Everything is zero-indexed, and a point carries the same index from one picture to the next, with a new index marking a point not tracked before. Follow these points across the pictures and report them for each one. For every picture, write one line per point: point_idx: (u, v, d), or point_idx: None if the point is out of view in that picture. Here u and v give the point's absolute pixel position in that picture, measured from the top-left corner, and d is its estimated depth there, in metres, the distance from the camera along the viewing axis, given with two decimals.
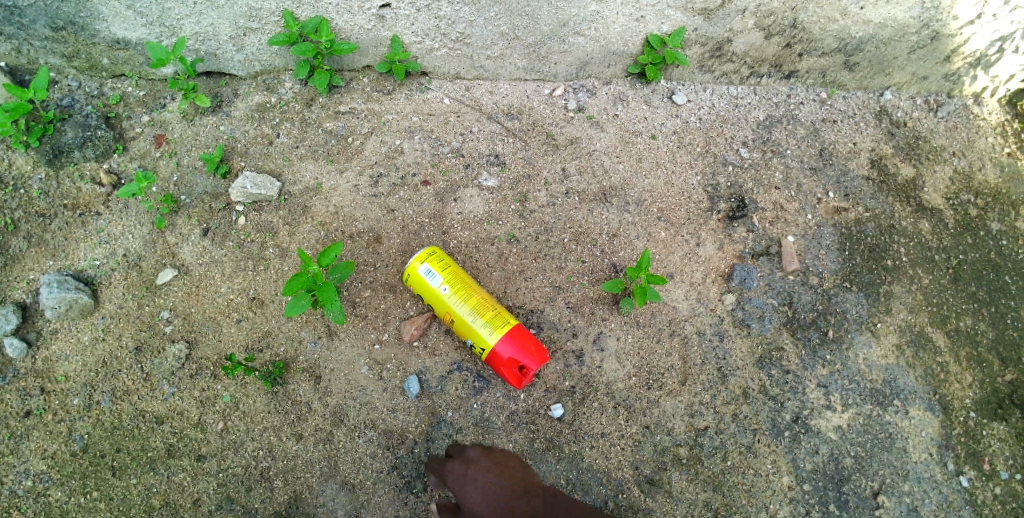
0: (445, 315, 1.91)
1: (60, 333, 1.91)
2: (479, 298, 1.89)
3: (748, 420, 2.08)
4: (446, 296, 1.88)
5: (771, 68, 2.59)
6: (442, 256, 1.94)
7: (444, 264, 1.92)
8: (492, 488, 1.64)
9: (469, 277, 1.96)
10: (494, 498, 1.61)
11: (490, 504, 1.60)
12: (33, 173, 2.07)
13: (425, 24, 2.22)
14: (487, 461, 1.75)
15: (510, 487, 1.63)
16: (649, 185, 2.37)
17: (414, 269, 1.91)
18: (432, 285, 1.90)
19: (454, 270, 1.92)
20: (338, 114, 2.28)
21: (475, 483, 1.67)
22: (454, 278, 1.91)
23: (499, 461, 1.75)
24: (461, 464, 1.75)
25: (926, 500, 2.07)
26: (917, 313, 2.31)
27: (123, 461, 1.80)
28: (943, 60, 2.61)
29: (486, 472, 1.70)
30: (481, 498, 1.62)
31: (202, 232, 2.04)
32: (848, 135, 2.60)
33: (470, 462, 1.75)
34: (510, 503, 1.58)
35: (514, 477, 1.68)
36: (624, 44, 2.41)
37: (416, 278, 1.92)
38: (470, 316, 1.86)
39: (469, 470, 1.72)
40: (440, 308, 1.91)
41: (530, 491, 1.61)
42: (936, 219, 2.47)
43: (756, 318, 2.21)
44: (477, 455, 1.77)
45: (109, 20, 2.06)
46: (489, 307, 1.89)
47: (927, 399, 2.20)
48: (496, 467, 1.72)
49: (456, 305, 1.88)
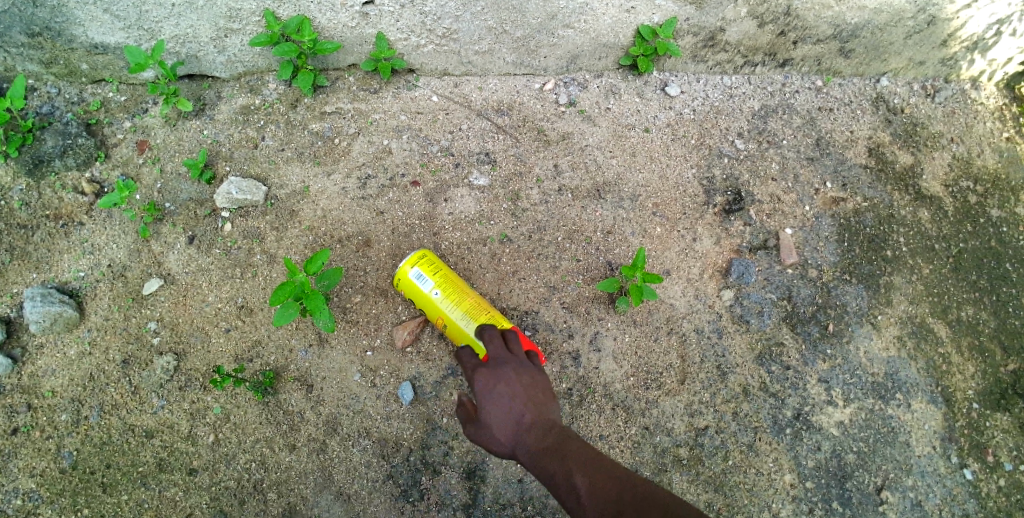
0: (437, 320, 1.86)
1: (46, 348, 1.86)
2: (472, 302, 1.85)
3: (749, 418, 2.06)
4: (439, 301, 1.84)
5: (765, 57, 2.54)
6: (433, 259, 1.89)
7: (436, 268, 1.87)
8: (512, 415, 1.49)
9: (460, 280, 1.92)
10: (513, 425, 1.49)
11: (506, 433, 1.47)
12: (13, 184, 2.00)
13: (410, 20, 2.16)
14: (515, 380, 1.55)
15: (531, 420, 1.48)
16: (643, 180, 2.33)
17: (404, 273, 1.86)
18: (423, 290, 1.85)
19: (445, 273, 1.87)
20: (324, 114, 2.23)
21: (497, 403, 1.50)
22: (446, 281, 1.86)
23: (528, 385, 1.56)
24: (487, 376, 1.55)
25: (929, 494, 2.06)
26: (918, 304, 2.27)
27: (113, 477, 1.77)
28: (940, 44, 2.57)
29: (510, 392, 1.52)
30: (499, 423, 1.48)
31: (187, 240, 2.00)
32: (845, 123, 2.55)
33: (498, 374, 1.56)
34: (527, 440, 1.46)
35: (537, 405, 1.52)
36: (615, 35, 2.36)
37: (407, 282, 1.86)
38: (465, 320, 1.82)
39: (494, 384, 1.54)
40: (433, 313, 1.86)
41: (550, 428, 1.47)
42: (936, 207, 2.44)
43: (755, 313, 2.18)
44: (507, 372, 1.57)
45: (86, 24, 2.00)
46: (483, 311, 1.85)
47: (930, 391, 2.17)
48: (522, 390, 1.54)
49: (450, 308, 1.83)
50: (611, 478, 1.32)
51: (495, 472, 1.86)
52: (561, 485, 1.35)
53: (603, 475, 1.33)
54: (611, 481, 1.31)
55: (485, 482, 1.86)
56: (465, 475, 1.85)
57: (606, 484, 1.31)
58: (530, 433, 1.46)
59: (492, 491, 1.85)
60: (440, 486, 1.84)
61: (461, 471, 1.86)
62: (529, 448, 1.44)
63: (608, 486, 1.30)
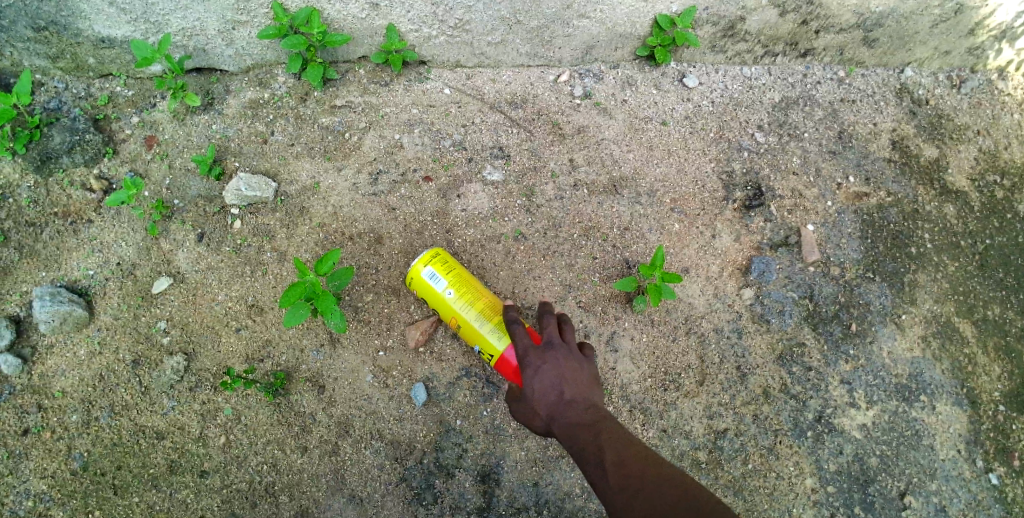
0: (451, 320, 1.82)
1: (56, 348, 1.84)
2: (487, 302, 1.80)
3: (769, 421, 2.03)
4: (453, 301, 1.79)
5: (786, 47, 2.46)
6: (446, 257, 1.85)
7: (449, 267, 1.82)
8: (556, 394, 1.56)
9: (474, 279, 1.87)
10: (554, 404, 1.56)
11: (548, 409, 1.56)
12: (21, 181, 1.97)
13: (421, 11, 2.11)
14: (562, 364, 1.61)
15: (572, 399, 1.55)
16: (661, 175, 2.27)
17: (417, 272, 1.82)
18: (436, 289, 1.80)
19: (458, 272, 1.83)
20: (334, 108, 2.18)
21: (543, 382, 1.58)
22: (460, 281, 1.81)
23: (575, 371, 1.61)
24: (537, 357, 1.61)
25: (954, 499, 2.01)
26: (943, 303, 2.21)
27: (124, 479, 1.75)
28: (967, 33, 2.48)
29: (557, 374, 1.59)
30: (543, 400, 1.57)
31: (197, 238, 1.97)
32: (868, 115, 2.47)
33: (547, 356, 1.62)
34: (565, 416, 1.53)
35: (582, 388, 1.59)
36: (631, 25, 2.29)
37: (420, 281, 1.82)
38: (481, 320, 1.77)
39: (544, 364, 1.61)
40: (447, 313, 1.81)
41: (590, 409, 1.54)
42: (962, 202, 2.36)
43: (776, 312, 2.13)
44: (556, 356, 1.62)
45: (92, 18, 1.96)
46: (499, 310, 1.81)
47: (955, 393, 2.11)
48: (568, 373, 1.59)
49: (465, 309, 1.79)
50: (638, 460, 1.38)
51: (510, 475, 1.84)
52: (590, 459, 1.42)
53: (631, 457, 1.39)
54: (636, 462, 1.37)
55: (500, 485, 1.83)
56: (480, 479, 1.83)
57: (632, 464, 1.36)
58: (570, 411, 1.54)
59: (507, 495, 1.83)
60: (454, 489, 1.81)
61: (475, 474, 1.83)
62: (567, 424, 1.52)
63: (632, 467, 1.36)
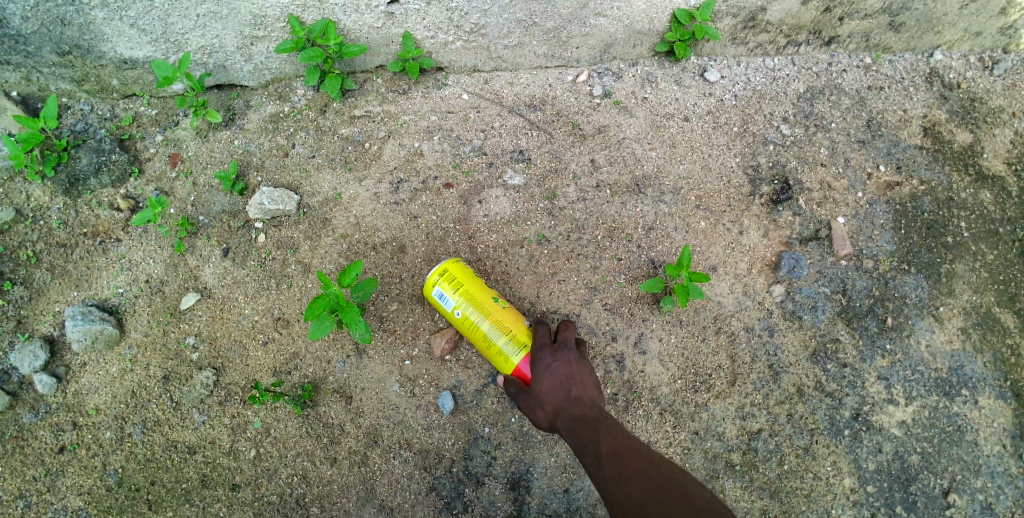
0: (468, 337, 1.80)
1: (89, 366, 1.87)
2: (497, 316, 1.74)
3: (804, 420, 1.98)
4: (462, 321, 1.77)
5: (810, 35, 2.40)
6: (456, 272, 1.80)
7: (456, 285, 1.78)
8: (564, 391, 1.59)
9: (486, 290, 1.81)
10: (560, 398, 1.59)
11: (554, 403, 1.59)
12: (51, 203, 2.02)
13: (437, 18, 2.10)
14: (574, 365, 1.65)
15: (578, 397, 1.58)
16: (685, 172, 2.23)
17: (429, 292, 1.81)
18: (447, 309, 1.79)
19: (465, 290, 1.78)
20: (353, 119, 2.19)
21: (552, 378, 1.61)
22: (468, 297, 1.77)
23: (584, 371, 1.66)
24: (550, 354, 1.66)
25: (1001, 496, 1.94)
26: (983, 293, 2.14)
27: (158, 493, 1.78)
28: (999, 13, 2.39)
29: (568, 372, 1.63)
30: (549, 395, 1.60)
31: (222, 253, 1.99)
32: (897, 102, 2.39)
33: (560, 356, 1.67)
34: (570, 410, 1.56)
35: (589, 389, 1.62)
36: (649, 22, 2.25)
37: (433, 301, 1.82)
38: (488, 337, 1.74)
39: (554, 362, 1.65)
40: (460, 330, 1.81)
41: (593, 407, 1.57)
42: (999, 188, 2.28)
43: (808, 308, 2.08)
44: (569, 355, 1.67)
45: (113, 40, 1.99)
46: (509, 323, 1.74)
47: (998, 386, 2.05)
48: (578, 374, 1.63)
49: (474, 327, 1.76)
50: (637, 457, 1.39)
51: (540, 482, 1.82)
52: (590, 454, 1.44)
53: (630, 453, 1.40)
54: (637, 459, 1.38)
55: (530, 493, 1.81)
56: (509, 487, 1.81)
57: (632, 461, 1.37)
58: (576, 408, 1.56)
59: (537, 502, 1.81)
60: (484, 497, 1.80)
61: (505, 482, 1.82)
62: (571, 419, 1.54)
63: (632, 463, 1.37)
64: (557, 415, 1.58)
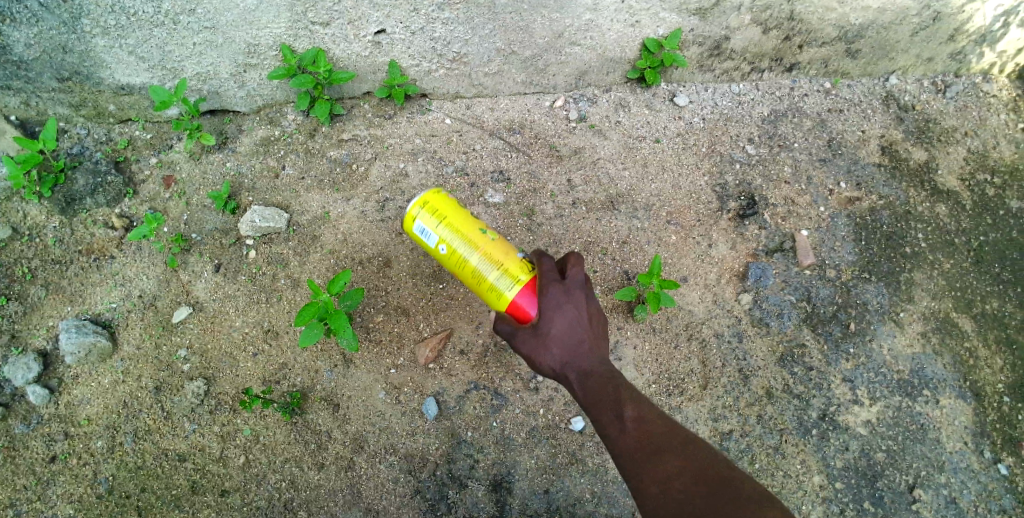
0: (456, 273, 1.77)
1: (81, 377, 1.93)
2: (485, 250, 1.70)
3: (773, 420, 2.07)
4: (448, 257, 1.75)
5: (772, 62, 2.57)
6: (438, 204, 1.76)
7: (438, 218, 1.75)
8: (575, 342, 1.57)
9: (473, 222, 1.76)
10: (570, 346, 1.57)
11: (563, 351, 1.57)
12: (47, 222, 2.10)
13: (421, 47, 2.24)
14: (583, 307, 1.59)
15: (589, 347, 1.57)
16: (657, 190, 2.36)
17: (411, 230, 1.80)
18: (432, 246, 1.78)
19: (449, 223, 1.74)
20: (341, 142, 2.30)
21: (562, 323, 1.57)
22: (452, 232, 1.74)
23: (594, 317, 1.61)
24: (560, 292, 1.58)
25: (964, 491, 2.03)
26: (941, 300, 2.26)
27: (148, 500, 1.82)
28: (948, 40, 2.56)
29: (579, 318, 1.58)
30: (558, 340, 1.56)
31: (214, 269, 2.07)
32: (856, 123, 2.56)
33: (570, 295, 1.59)
34: (580, 362, 1.56)
35: (597, 338, 1.60)
36: (621, 50, 2.41)
37: (416, 240, 1.80)
38: (478, 272, 1.70)
39: (565, 302, 1.58)
40: (448, 267, 1.78)
41: (603, 361, 1.57)
42: (953, 202, 2.42)
43: (774, 315, 2.19)
44: (580, 296, 1.60)
45: (112, 67, 2.11)
46: (498, 257, 1.69)
47: (958, 386, 2.15)
48: (588, 320, 1.59)
49: (463, 263, 1.73)
50: (663, 436, 1.40)
51: (521, 483, 1.88)
52: (608, 419, 1.46)
53: (656, 430, 1.41)
54: (663, 438, 1.39)
55: (511, 494, 1.87)
56: (492, 488, 1.88)
57: (660, 440, 1.39)
58: (586, 361, 1.56)
59: (519, 503, 1.87)
60: (467, 499, 1.86)
61: (487, 484, 1.88)
62: (581, 373, 1.54)
63: (659, 442, 1.38)
64: (566, 364, 1.56)
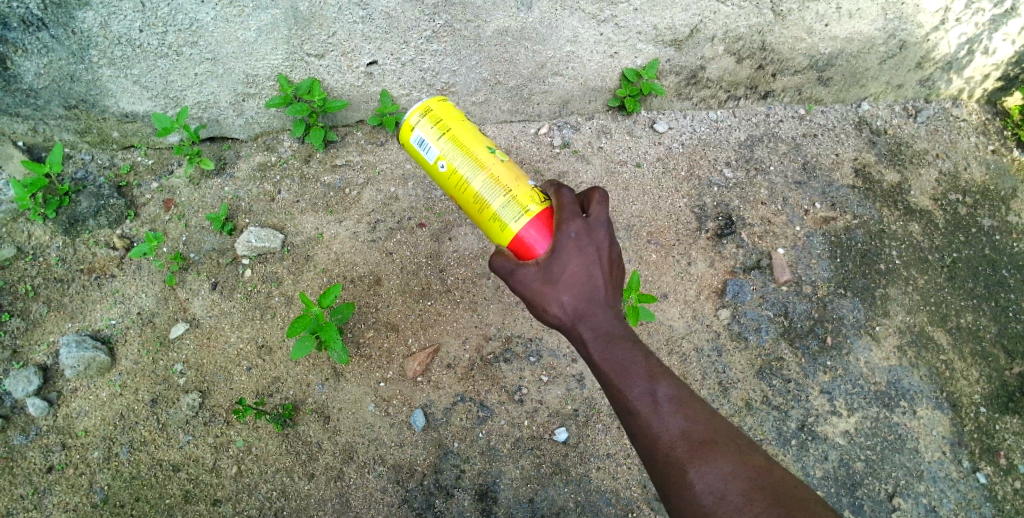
0: (453, 193, 1.74)
1: (79, 391, 1.99)
2: (492, 173, 1.66)
3: (753, 431, 2.13)
4: (448, 175, 1.72)
5: (747, 90, 2.70)
6: (442, 114, 1.74)
7: (440, 129, 1.72)
8: (591, 297, 1.54)
9: (477, 139, 1.73)
10: (585, 301, 1.53)
11: (578, 305, 1.53)
12: (51, 242, 2.19)
13: (411, 77, 2.37)
14: (603, 255, 1.56)
15: (604, 303, 1.54)
16: (637, 211, 2.46)
17: (411, 141, 1.76)
18: (432, 162, 1.74)
19: (452, 137, 1.72)
20: (335, 167, 2.40)
21: (579, 271, 1.54)
22: (455, 147, 1.71)
23: (614, 274, 1.59)
24: (578, 230, 1.55)
25: (944, 499, 2.07)
26: (915, 314, 2.33)
27: (141, 509, 1.85)
28: (915, 67, 2.69)
29: (598, 267, 1.55)
30: (571, 290, 1.54)
31: (210, 287, 2.15)
32: (830, 147, 2.68)
33: (590, 238, 1.56)
34: (596, 320, 1.52)
35: (612, 292, 1.57)
36: (602, 79, 2.54)
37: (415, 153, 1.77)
38: (480, 197, 1.67)
39: (586, 245, 1.55)
40: (446, 186, 1.75)
41: (619, 321, 1.54)
42: (926, 220, 2.52)
43: (753, 330, 2.26)
44: (601, 241, 1.57)
45: (118, 96, 2.22)
46: (504, 182, 1.66)
47: (935, 397, 2.21)
48: (606, 272, 1.56)
49: (464, 185, 1.70)
50: (711, 430, 1.36)
51: (507, 493, 1.92)
52: (637, 390, 1.42)
53: (700, 420, 1.37)
54: (710, 432, 1.35)
55: (497, 503, 1.91)
56: (478, 497, 1.91)
57: (708, 433, 1.35)
58: (602, 318, 1.53)
59: (504, 512, 1.91)
60: (454, 508, 1.90)
61: (474, 493, 1.92)
62: (595, 329, 1.51)
63: (707, 435, 1.35)
64: (579, 320, 1.53)
